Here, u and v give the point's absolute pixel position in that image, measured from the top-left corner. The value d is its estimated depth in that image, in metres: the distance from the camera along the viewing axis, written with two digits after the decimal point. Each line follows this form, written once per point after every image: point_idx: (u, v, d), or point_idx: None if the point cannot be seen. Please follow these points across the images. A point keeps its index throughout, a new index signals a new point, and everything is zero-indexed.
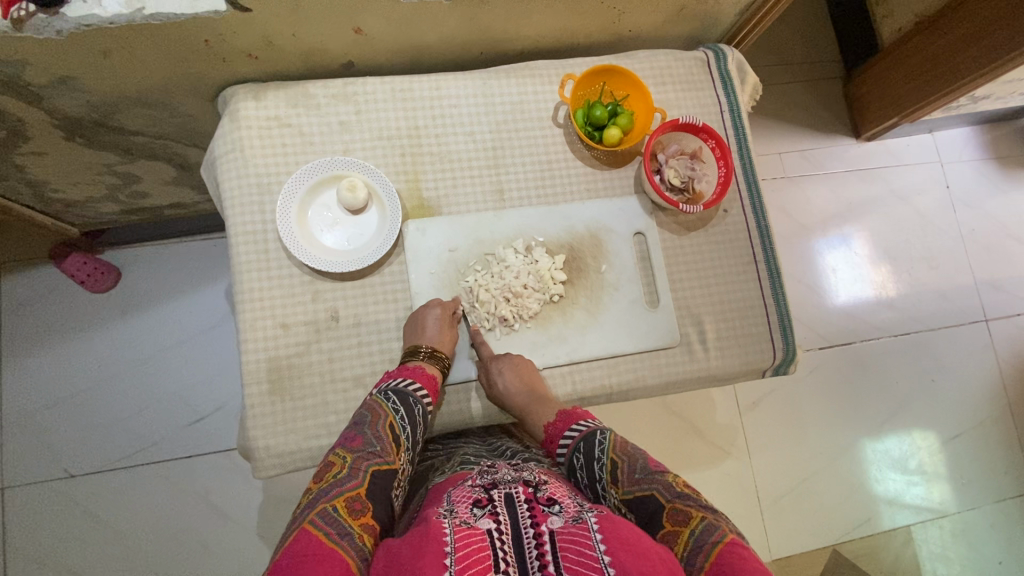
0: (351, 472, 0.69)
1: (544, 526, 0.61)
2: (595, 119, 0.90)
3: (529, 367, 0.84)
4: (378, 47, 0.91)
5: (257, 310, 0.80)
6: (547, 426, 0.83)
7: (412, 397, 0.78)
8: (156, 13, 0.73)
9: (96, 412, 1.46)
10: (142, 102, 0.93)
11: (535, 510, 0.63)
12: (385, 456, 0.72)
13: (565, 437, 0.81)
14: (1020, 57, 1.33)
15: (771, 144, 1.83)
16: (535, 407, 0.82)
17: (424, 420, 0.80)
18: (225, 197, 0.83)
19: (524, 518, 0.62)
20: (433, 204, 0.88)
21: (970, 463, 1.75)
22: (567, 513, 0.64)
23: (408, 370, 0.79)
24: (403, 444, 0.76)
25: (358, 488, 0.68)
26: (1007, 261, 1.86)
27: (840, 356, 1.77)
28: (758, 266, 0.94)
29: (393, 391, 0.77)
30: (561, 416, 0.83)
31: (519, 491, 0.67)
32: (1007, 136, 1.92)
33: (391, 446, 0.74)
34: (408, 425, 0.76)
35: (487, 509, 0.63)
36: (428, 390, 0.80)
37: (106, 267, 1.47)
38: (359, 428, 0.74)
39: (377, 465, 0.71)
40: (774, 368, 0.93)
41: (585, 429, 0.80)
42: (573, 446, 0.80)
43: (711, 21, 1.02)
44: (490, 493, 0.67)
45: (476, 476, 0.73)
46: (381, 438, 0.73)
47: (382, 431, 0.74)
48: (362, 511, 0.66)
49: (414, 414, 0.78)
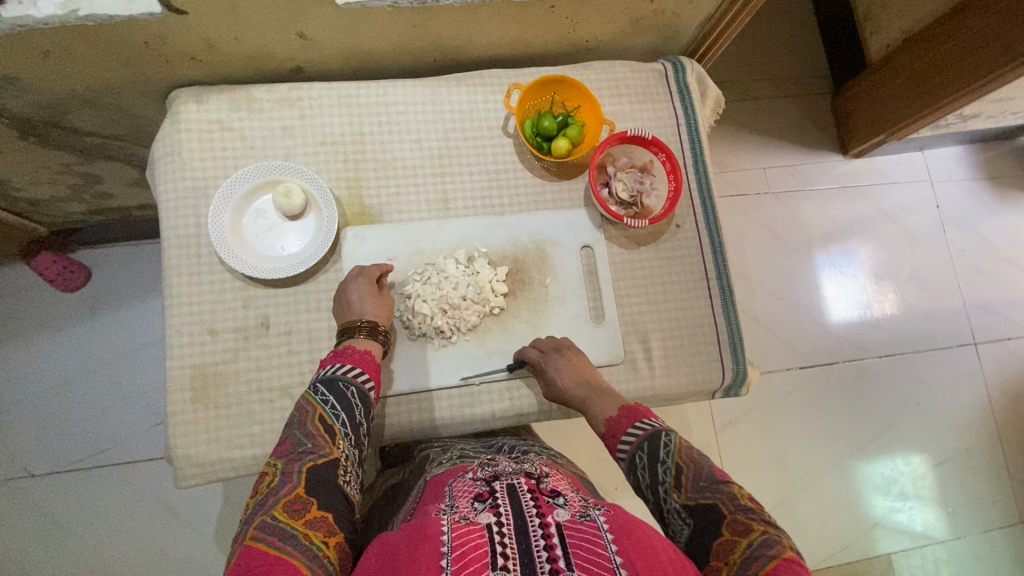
0: (284, 477, 0.66)
1: (550, 518, 0.58)
2: (544, 129, 0.87)
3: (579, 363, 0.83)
4: (328, 53, 0.90)
5: (186, 315, 0.79)
6: (610, 420, 0.78)
7: (341, 379, 0.74)
8: (90, 14, 0.73)
9: (59, 411, 1.45)
10: (91, 103, 0.92)
11: (539, 501, 0.61)
12: (320, 451, 0.69)
13: (628, 434, 0.75)
14: (1000, 79, 1.32)
15: (754, 159, 1.81)
16: (598, 399, 0.80)
17: (365, 401, 0.75)
18: (161, 201, 0.82)
19: (529, 509, 0.59)
20: (374, 212, 0.87)
21: (956, 490, 1.69)
22: (574, 509, 0.61)
23: (341, 354, 0.76)
24: (339, 434, 0.72)
25: (294, 491, 0.65)
26: (998, 284, 1.81)
27: (821, 376, 1.73)
28: (710, 282, 0.92)
29: (319, 381, 0.73)
30: (623, 411, 0.78)
31: (522, 483, 0.65)
32: (1000, 155, 1.88)
33: (325, 439, 0.70)
34: (341, 413, 0.72)
35: (488, 502, 0.61)
36: (366, 370, 0.76)
37: (76, 266, 1.47)
38: (289, 430, 0.71)
39: (311, 462, 0.68)
40: (724, 389, 0.90)
41: (650, 428, 0.74)
42: (636, 445, 0.73)
43: (672, 32, 1.00)
44: (491, 487, 0.65)
45: (476, 469, 0.71)
46: (311, 434, 0.70)
47: (313, 427, 0.71)
48: (305, 509, 0.64)
49: (346, 396, 0.73)
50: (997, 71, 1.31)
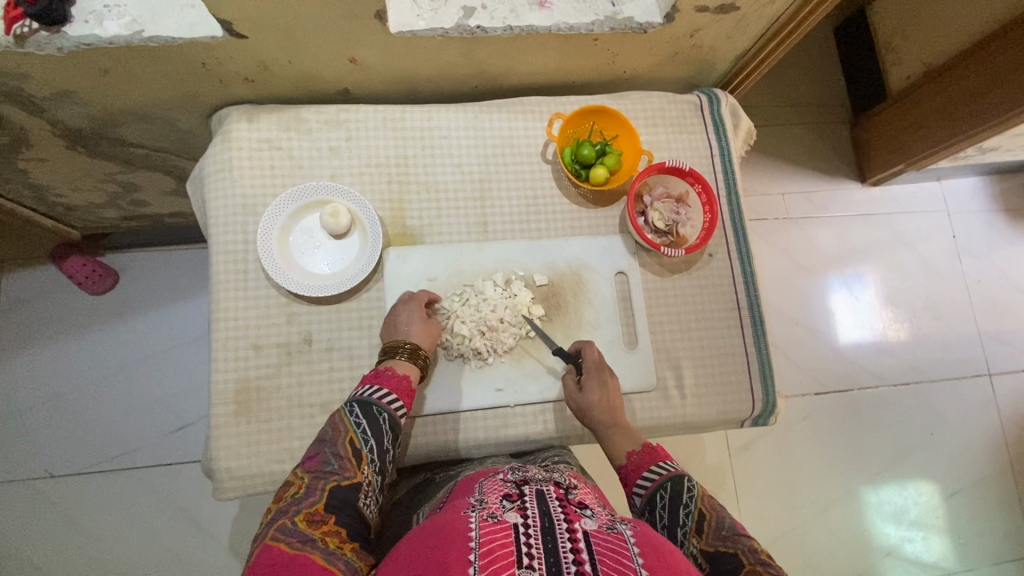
0: (308, 490, 0.66)
1: (577, 525, 0.58)
2: (583, 157, 0.90)
3: (614, 388, 0.82)
4: (375, 77, 0.92)
5: (231, 330, 0.81)
6: (630, 454, 0.76)
7: (376, 405, 0.74)
8: (153, 36, 0.75)
9: (82, 413, 1.47)
10: (143, 117, 0.95)
11: (567, 508, 0.61)
12: (345, 472, 0.69)
13: (647, 475, 0.73)
14: (1018, 117, 1.35)
15: (774, 184, 1.83)
16: (615, 433, 0.79)
17: (393, 429, 0.75)
18: (211, 217, 0.84)
19: (557, 513, 0.59)
20: (415, 233, 0.89)
21: (970, 521, 1.69)
22: (601, 520, 0.60)
23: (380, 376, 0.76)
24: (365, 458, 0.71)
25: (316, 504, 0.65)
26: (1014, 316, 1.82)
27: (836, 402, 1.73)
28: (740, 312, 0.93)
29: (356, 402, 0.73)
30: (645, 449, 0.76)
31: (550, 490, 0.65)
32: (1018, 188, 1.89)
33: (351, 461, 0.70)
34: (370, 439, 0.72)
35: (517, 503, 0.61)
36: (400, 397, 0.76)
37: (105, 271, 1.49)
38: (319, 445, 0.71)
39: (336, 481, 0.68)
40: (753, 418, 0.91)
41: (672, 471, 0.73)
42: (656, 484, 0.72)
43: (707, 65, 1.03)
44: (520, 489, 0.65)
45: (507, 471, 0.71)
46: (340, 455, 0.70)
47: (343, 448, 0.70)
48: (324, 521, 0.64)
49: (378, 422, 0.73)
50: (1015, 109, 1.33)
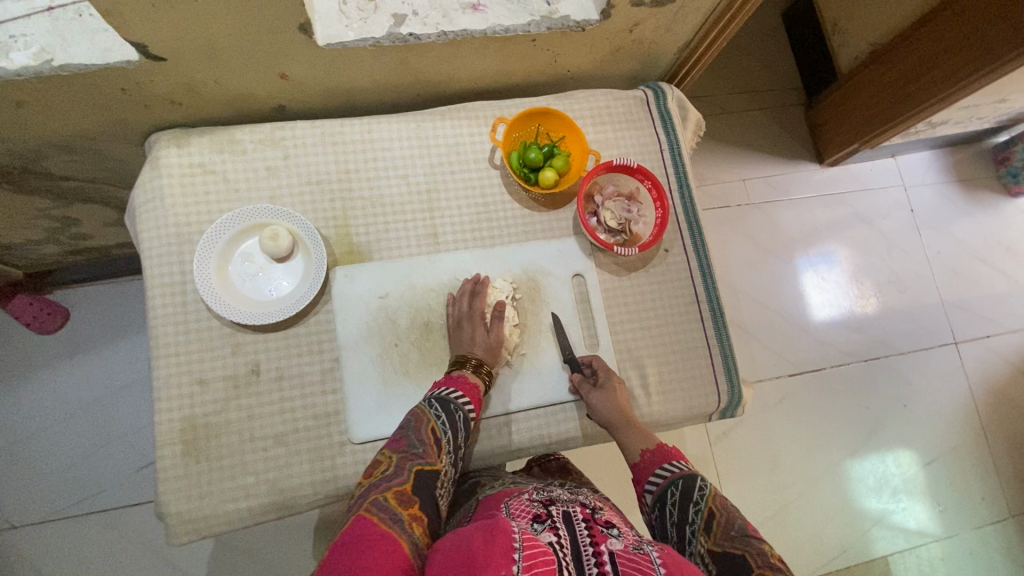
0: (397, 469, 0.68)
1: (603, 546, 0.57)
2: (531, 161, 0.88)
3: (623, 393, 0.84)
4: (309, 91, 0.89)
5: (173, 366, 0.77)
6: (644, 453, 0.80)
7: (452, 403, 0.76)
8: (65, 64, 0.71)
9: (38, 459, 1.40)
10: (67, 148, 0.90)
11: (594, 529, 0.60)
12: (428, 458, 0.71)
13: (657, 473, 0.77)
14: (957, 94, 1.39)
15: (734, 171, 1.84)
16: (628, 433, 0.81)
17: (466, 428, 0.77)
18: (143, 249, 0.81)
19: (584, 536, 0.58)
20: (363, 250, 0.86)
21: (947, 488, 1.72)
22: (627, 541, 0.60)
23: (452, 377, 0.78)
24: (444, 448, 0.73)
25: (403, 483, 0.66)
26: (975, 283, 1.86)
27: (811, 382, 1.75)
28: (700, 305, 0.93)
29: (436, 398, 0.76)
30: (658, 449, 0.79)
31: (577, 511, 0.64)
32: (969, 158, 1.94)
33: (433, 448, 0.72)
34: (449, 430, 0.74)
35: (547, 523, 0.60)
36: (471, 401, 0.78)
37: (54, 308, 1.42)
38: (403, 432, 0.73)
39: (421, 465, 0.69)
40: (720, 411, 0.90)
41: (683, 470, 0.76)
42: (668, 481, 0.75)
43: (651, 59, 1.02)
44: (548, 509, 0.64)
45: (531, 491, 0.71)
46: (423, 441, 0.72)
47: (424, 436, 0.73)
48: (412, 501, 0.65)
49: (455, 414, 0.76)
50: (955, 86, 1.37)
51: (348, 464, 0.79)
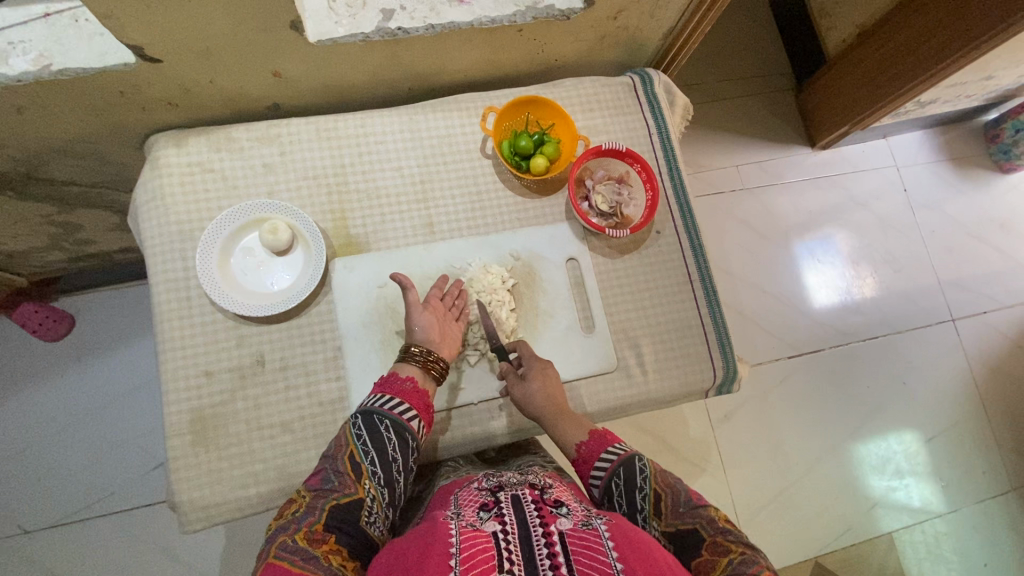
0: (308, 509, 0.67)
1: (553, 526, 0.58)
2: (521, 148, 0.90)
3: (551, 381, 0.82)
4: (303, 88, 0.91)
5: (179, 359, 0.79)
6: (581, 445, 0.77)
7: (376, 414, 0.74)
8: (63, 68, 0.73)
9: (49, 464, 1.42)
10: (69, 153, 0.92)
11: (543, 510, 0.61)
12: (346, 489, 0.69)
13: (601, 460, 0.75)
14: (942, 74, 1.41)
15: (727, 157, 1.86)
16: (559, 421, 0.79)
17: (399, 439, 0.74)
18: (147, 247, 0.83)
19: (533, 518, 0.60)
20: (361, 242, 0.88)
21: (948, 464, 1.74)
22: (577, 518, 0.61)
23: (387, 378, 0.77)
24: (366, 474, 0.71)
25: (315, 523, 0.65)
26: (969, 260, 1.88)
27: (810, 363, 1.77)
28: (693, 284, 0.94)
29: (359, 412, 0.74)
30: (594, 436, 0.78)
31: (526, 494, 0.66)
32: (959, 137, 1.96)
33: (351, 478, 0.70)
34: (370, 453, 0.72)
35: (494, 511, 0.62)
36: (406, 400, 0.75)
37: (59, 315, 1.45)
38: (322, 465, 0.72)
39: (336, 500, 0.68)
40: (716, 387, 0.92)
41: (623, 454, 0.75)
42: (611, 472, 0.74)
43: (637, 45, 1.04)
44: (496, 497, 0.66)
45: (482, 480, 0.73)
46: (340, 472, 0.70)
47: (342, 467, 0.71)
48: (325, 539, 0.63)
49: (380, 431, 0.73)
50: (939, 65, 1.39)
51: None
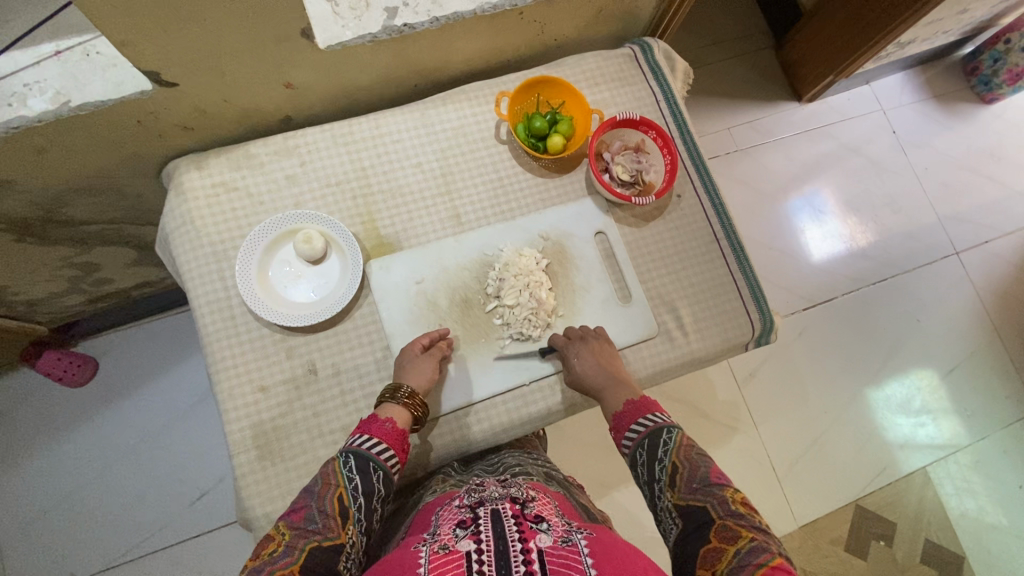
0: (286, 549, 0.64)
1: (532, 543, 0.56)
2: (537, 129, 0.91)
3: (601, 352, 0.84)
4: (314, 97, 0.92)
5: (234, 377, 0.80)
6: (615, 415, 0.78)
7: (371, 460, 0.71)
8: (83, 104, 0.74)
9: (93, 508, 1.41)
10: (89, 191, 0.93)
11: (522, 525, 0.59)
12: (328, 532, 0.66)
13: (632, 429, 0.76)
14: (912, 18, 1.44)
15: (719, 120, 1.87)
16: (614, 388, 0.80)
17: (386, 484, 0.73)
18: (183, 271, 0.83)
19: (511, 532, 0.57)
20: (392, 241, 0.89)
21: (970, 393, 1.77)
22: (557, 534, 0.59)
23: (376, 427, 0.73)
24: (351, 516, 0.69)
25: (291, 565, 0.63)
26: (966, 192, 1.91)
27: (825, 311, 1.79)
28: (720, 242, 0.96)
29: (352, 453, 0.71)
30: (629, 406, 0.78)
31: (505, 507, 0.63)
32: (940, 73, 1.98)
33: (336, 520, 0.67)
34: (359, 496, 0.70)
35: (469, 529, 0.59)
36: (391, 446, 0.73)
37: (82, 359, 1.44)
38: (306, 499, 0.69)
39: (315, 542, 0.65)
40: (755, 340, 0.93)
41: (654, 424, 0.75)
42: (637, 441, 0.74)
43: (631, 17, 1.05)
44: (475, 513, 0.63)
45: (463, 495, 0.70)
46: (325, 512, 0.67)
47: (328, 505, 0.68)
48: None
49: (371, 477, 0.71)
50: (911, 10, 1.43)
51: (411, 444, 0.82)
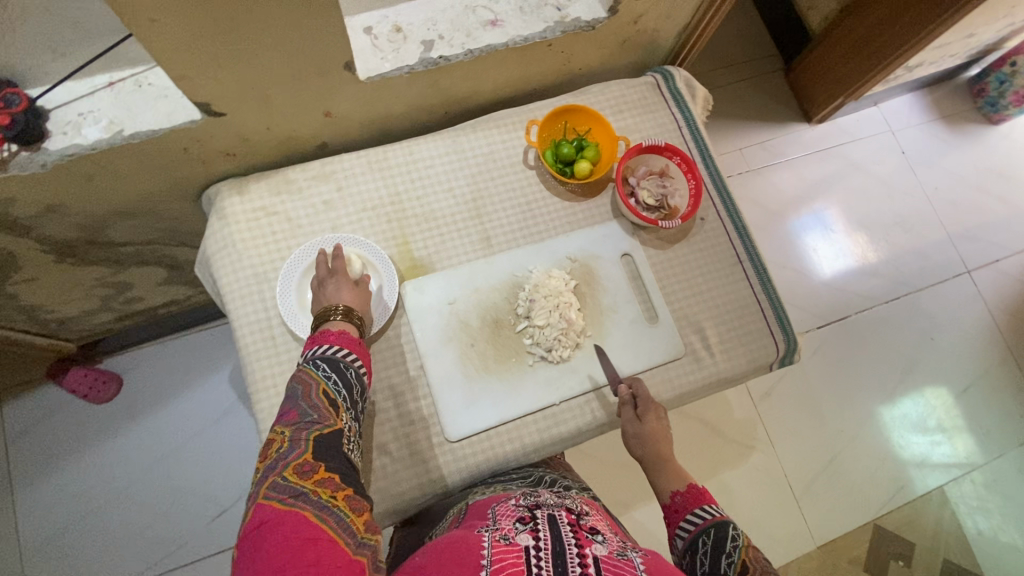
0: (292, 443, 0.66)
1: (588, 550, 0.58)
2: (564, 155, 0.95)
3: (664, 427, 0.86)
4: (349, 125, 0.95)
5: (272, 397, 0.82)
6: (675, 495, 0.82)
7: (341, 361, 0.75)
8: (135, 132, 0.77)
9: (114, 525, 1.42)
10: (130, 214, 0.96)
11: (579, 534, 0.61)
12: (325, 421, 0.70)
13: (693, 517, 0.77)
14: (923, 42, 1.48)
15: (730, 141, 1.91)
16: (667, 470, 0.85)
17: (360, 380, 0.77)
18: (224, 292, 0.86)
19: (569, 538, 0.60)
20: (425, 263, 0.92)
21: (986, 412, 1.77)
22: (611, 547, 0.61)
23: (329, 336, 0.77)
24: (342, 407, 0.73)
25: (302, 455, 0.65)
26: (976, 211, 1.93)
27: (839, 330, 1.81)
28: (743, 265, 0.98)
29: (322, 358, 0.74)
30: (691, 492, 0.81)
31: (562, 515, 0.66)
32: (947, 95, 2.02)
33: (329, 410, 0.71)
34: (342, 389, 0.73)
35: (529, 526, 0.62)
36: (352, 349, 0.77)
37: (108, 376, 1.47)
38: (292, 402, 0.71)
39: (319, 431, 0.68)
40: (780, 361, 0.95)
41: (716, 516, 0.76)
42: (699, 530, 0.75)
43: (653, 46, 1.09)
44: (533, 513, 0.65)
45: (519, 496, 0.72)
46: (317, 406, 0.71)
47: (317, 400, 0.71)
48: (313, 470, 0.64)
49: (346, 373, 0.75)
50: (920, 34, 1.47)
51: (443, 462, 0.83)
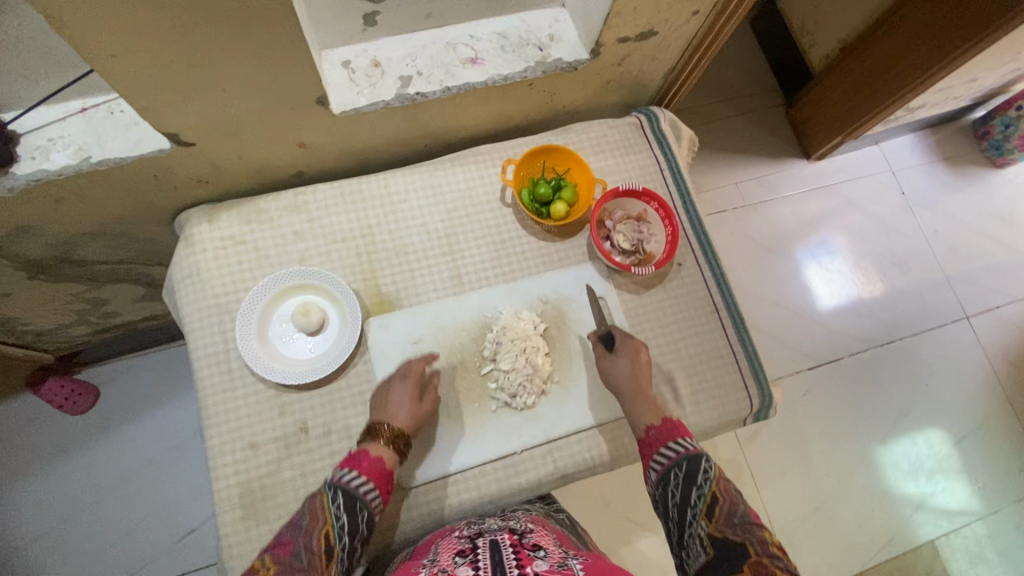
0: None
1: (529, 566, 0.57)
2: (541, 196, 0.93)
3: (643, 366, 0.85)
4: (326, 155, 0.94)
5: (225, 432, 0.80)
6: (649, 427, 0.79)
7: (359, 498, 0.71)
8: (102, 160, 0.77)
9: (78, 541, 1.39)
10: (102, 236, 0.95)
11: (520, 554, 0.61)
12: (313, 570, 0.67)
13: (667, 448, 0.76)
14: (921, 86, 1.47)
15: (726, 176, 1.90)
16: (642, 403, 0.82)
17: (370, 524, 0.73)
18: (186, 322, 0.84)
19: (509, 560, 0.59)
20: (393, 300, 0.90)
21: (981, 464, 1.72)
22: (553, 559, 0.61)
23: (365, 463, 0.74)
24: (335, 555, 0.69)
25: None
26: (976, 256, 1.89)
27: (831, 372, 1.76)
28: (719, 313, 0.96)
29: (342, 489, 0.71)
30: (666, 424, 0.79)
31: (504, 538, 0.65)
32: (949, 137, 2.00)
33: (321, 559, 0.68)
34: (345, 536, 0.70)
35: (467, 555, 0.61)
36: (373, 482, 0.73)
37: (84, 388, 1.45)
38: (294, 531, 0.69)
39: None
40: (753, 415, 0.92)
41: (689, 449, 0.76)
42: (672, 462, 0.75)
43: (639, 87, 1.08)
44: (474, 542, 0.65)
45: (463, 528, 0.72)
46: (311, 550, 0.68)
47: (315, 543, 0.68)
48: None
49: (356, 517, 0.71)
50: (918, 78, 1.45)
51: (397, 508, 0.81)
